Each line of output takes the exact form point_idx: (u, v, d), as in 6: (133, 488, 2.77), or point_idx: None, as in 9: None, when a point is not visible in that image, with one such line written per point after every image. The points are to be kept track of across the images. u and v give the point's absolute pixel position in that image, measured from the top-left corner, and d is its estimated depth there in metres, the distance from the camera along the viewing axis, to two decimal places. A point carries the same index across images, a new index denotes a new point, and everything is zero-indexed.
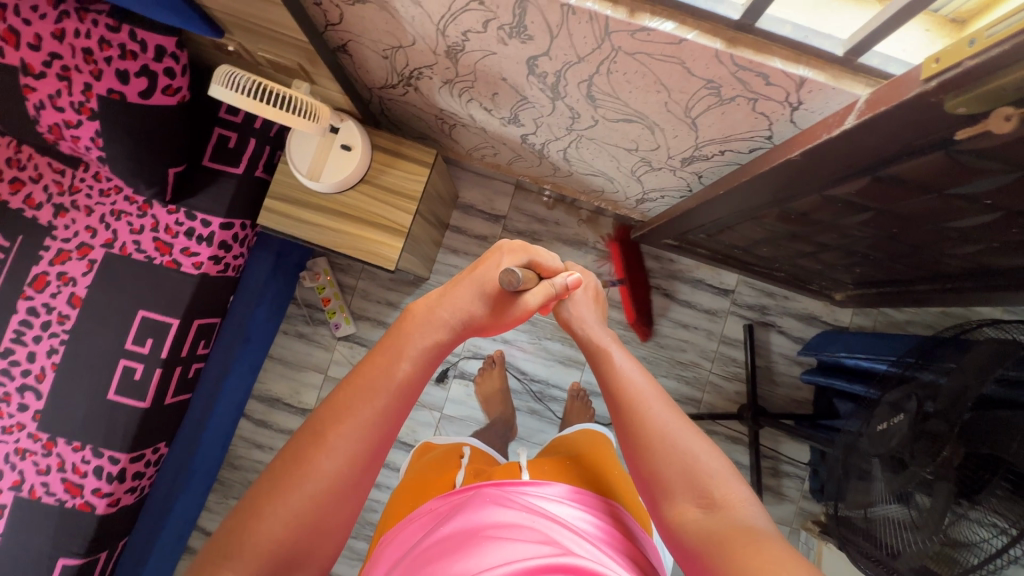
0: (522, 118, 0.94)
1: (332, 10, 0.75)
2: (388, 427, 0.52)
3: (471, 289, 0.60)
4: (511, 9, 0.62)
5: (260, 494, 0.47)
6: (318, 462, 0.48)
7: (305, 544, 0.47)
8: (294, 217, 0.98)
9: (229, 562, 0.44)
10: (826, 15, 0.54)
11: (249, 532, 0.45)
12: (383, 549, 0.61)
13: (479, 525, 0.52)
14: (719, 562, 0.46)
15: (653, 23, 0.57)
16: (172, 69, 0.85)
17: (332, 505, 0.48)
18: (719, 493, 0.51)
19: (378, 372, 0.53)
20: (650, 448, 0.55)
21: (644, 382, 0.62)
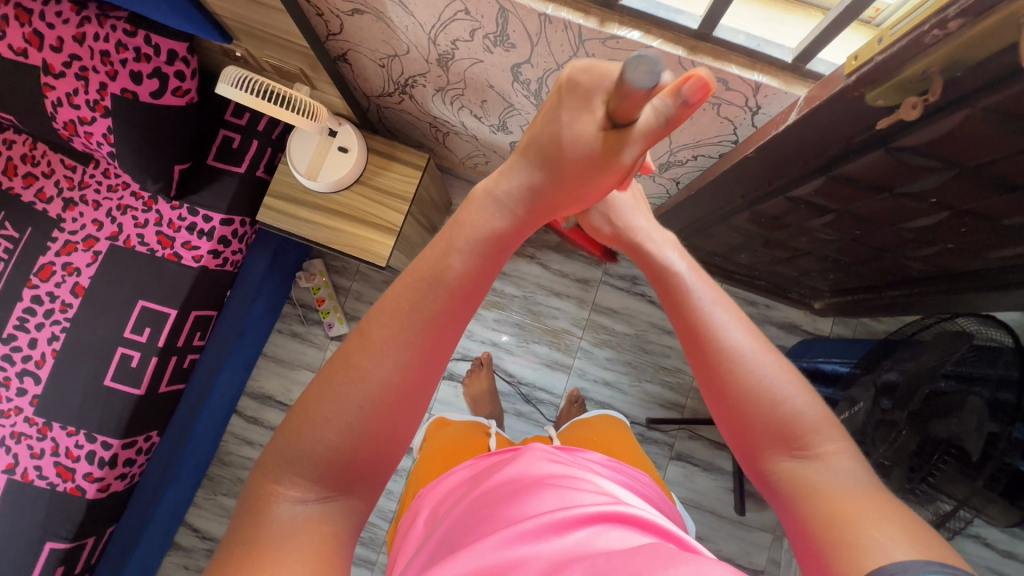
0: (509, 125, 0.99)
1: (332, 20, 0.81)
2: (442, 335, 0.43)
3: (534, 154, 0.46)
4: (494, 18, 0.68)
5: (308, 401, 0.43)
6: (361, 374, 0.41)
7: (361, 458, 0.42)
8: (291, 214, 1.02)
9: (290, 468, 0.42)
10: (773, 27, 0.60)
11: (303, 439, 0.42)
12: (429, 494, 0.69)
13: (536, 476, 0.55)
14: (818, 524, 0.41)
15: (621, 32, 0.62)
16: (183, 72, 0.90)
17: (387, 425, 0.42)
18: (819, 447, 0.45)
19: (422, 269, 0.43)
20: (740, 401, 0.47)
21: (732, 318, 0.49)
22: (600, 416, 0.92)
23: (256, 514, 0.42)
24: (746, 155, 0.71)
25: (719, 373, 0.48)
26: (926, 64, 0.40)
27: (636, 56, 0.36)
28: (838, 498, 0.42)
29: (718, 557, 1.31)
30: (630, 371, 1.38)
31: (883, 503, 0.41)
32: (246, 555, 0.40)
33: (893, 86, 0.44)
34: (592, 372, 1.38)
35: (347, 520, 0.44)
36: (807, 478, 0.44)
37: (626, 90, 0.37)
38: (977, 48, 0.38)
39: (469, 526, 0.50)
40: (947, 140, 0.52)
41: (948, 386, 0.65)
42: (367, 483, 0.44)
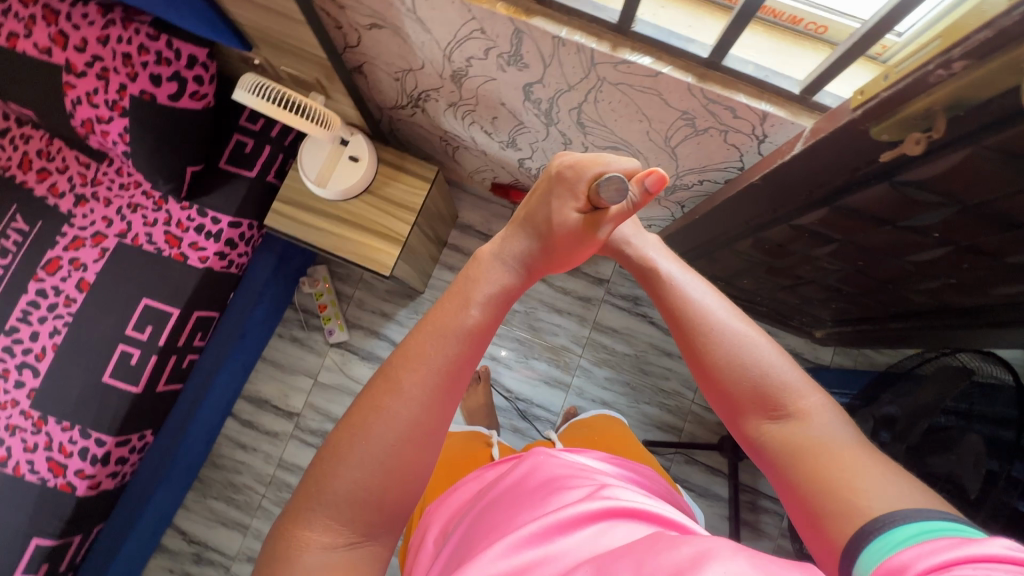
0: (519, 142, 1.01)
1: (351, 34, 0.83)
2: (460, 375, 0.46)
3: (528, 225, 0.54)
4: (509, 38, 0.69)
5: (337, 444, 0.44)
6: (386, 413, 0.43)
7: (387, 497, 0.43)
8: (298, 221, 1.04)
9: (320, 513, 0.43)
10: (781, 59, 0.61)
11: (330, 481, 0.43)
12: (441, 501, 0.69)
13: (541, 480, 0.56)
14: (805, 487, 0.42)
15: (633, 57, 0.63)
16: (201, 77, 0.93)
17: (412, 462, 0.44)
18: (795, 405, 0.45)
19: (443, 317, 0.47)
20: (719, 380, 0.48)
21: (708, 293, 0.52)
22: (599, 416, 0.91)
23: (284, 561, 0.42)
24: (751, 182, 0.72)
25: (698, 357, 0.49)
26: (930, 103, 0.41)
27: (608, 176, 0.48)
28: (823, 459, 0.42)
29: None
30: (629, 392, 1.37)
31: (863, 456, 0.41)
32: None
33: (897, 123, 0.45)
34: (590, 391, 1.37)
35: (373, 562, 0.44)
36: (789, 442, 0.44)
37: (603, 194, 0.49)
38: (979, 90, 0.39)
39: (478, 530, 0.51)
40: (951, 176, 0.53)
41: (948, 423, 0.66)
42: (391, 525, 0.45)
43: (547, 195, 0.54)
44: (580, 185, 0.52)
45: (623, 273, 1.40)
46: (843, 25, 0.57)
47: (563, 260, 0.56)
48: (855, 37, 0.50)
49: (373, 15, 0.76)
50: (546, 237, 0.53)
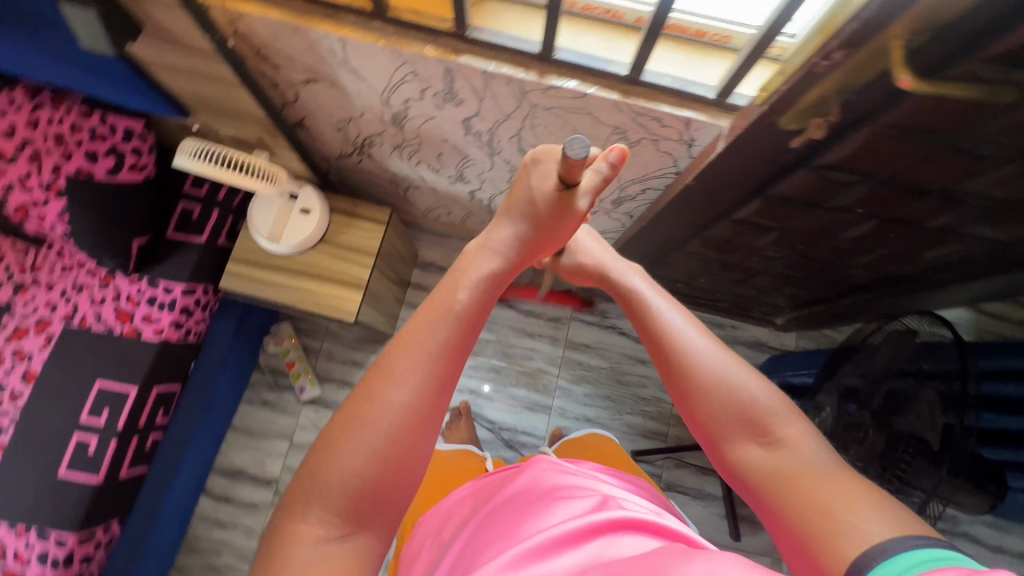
0: (466, 175, 1.03)
1: (287, 90, 0.84)
2: (456, 361, 0.45)
3: (512, 213, 0.53)
4: (441, 78, 0.72)
5: (333, 434, 0.43)
6: (381, 402, 0.42)
7: (384, 489, 0.42)
8: (255, 278, 1.02)
9: (315, 504, 0.42)
10: (693, 70, 0.66)
11: (325, 473, 0.42)
12: (429, 516, 0.70)
13: (546, 489, 0.56)
14: (794, 514, 0.43)
15: (559, 81, 0.67)
16: (139, 148, 0.93)
17: (410, 456, 0.43)
18: (779, 433, 0.48)
19: (435, 301, 0.46)
20: (701, 403, 0.50)
21: (693, 325, 0.54)
22: (591, 433, 0.90)
23: (279, 552, 0.41)
24: (687, 185, 0.76)
25: (681, 385, 0.51)
26: (822, 88, 0.46)
27: (571, 137, 0.45)
28: (807, 485, 0.44)
29: None
30: (610, 405, 1.38)
31: (845, 480, 0.43)
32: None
33: (799, 110, 0.49)
34: (572, 410, 1.37)
35: (366, 556, 0.43)
36: (773, 469, 0.46)
37: (569, 162, 0.47)
38: (861, 71, 0.44)
39: (481, 542, 0.51)
40: (859, 157, 0.58)
41: (902, 386, 0.69)
42: (388, 515, 0.44)
43: (524, 179, 0.53)
44: (551, 164, 0.52)
45: (587, 289, 1.43)
46: (740, 33, 0.62)
47: (548, 243, 0.55)
48: (753, 41, 0.55)
49: (307, 71, 0.78)
50: (532, 223, 0.53)
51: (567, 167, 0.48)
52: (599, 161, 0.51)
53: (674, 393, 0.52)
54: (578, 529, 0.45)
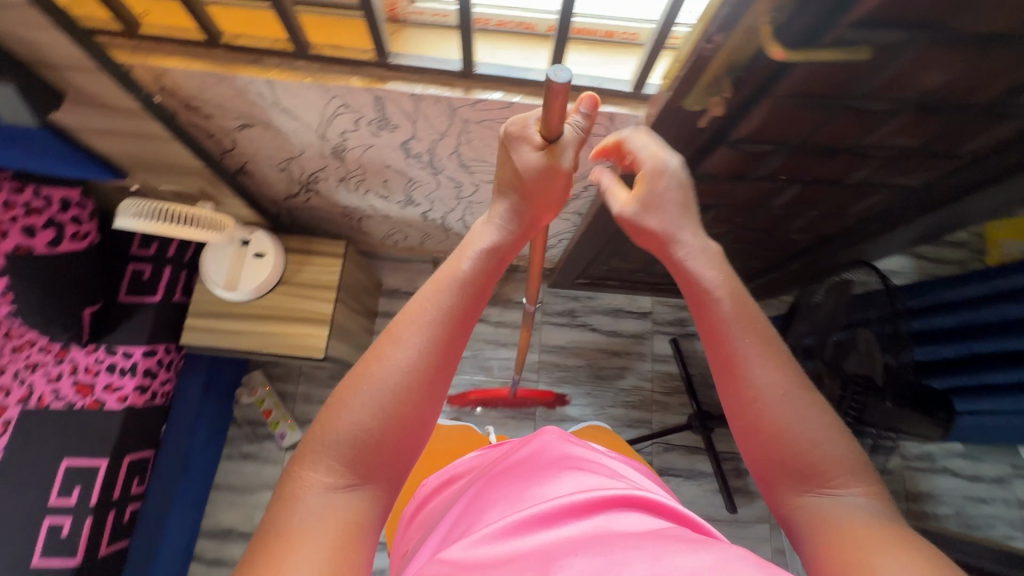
0: (415, 197, 1.05)
1: (224, 139, 0.85)
2: (458, 328, 0.47)
3: (506, 186, 0.53)
4: (372, 106, 0.75)
5: (340, 392, 0.44)
6: (389, 360, 0.44)
7: (390, 445, 0.43)
8: (217, 330, 1.01)
9: (323, 453, 0.42)
10: (608, 67, 0.70)
11: (333, 424, 0.43)
12: (433, 492, 0.71)
13: (553, 459, 0.58)
14: (835, 560, 0.40)
15: (485, 94, 0.71)
16: (79, 216, 0.92)
17: (419, 419, 0.44)
18: (847, 489, 0.44)
19: (441, 273, 0.49)
20: (763, 429, 0.46)
21: (776, 361, 0.47)
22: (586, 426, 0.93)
23: (283, 504, 0.41)
24: None
25: (745, 401, 0.47)
26: (715, 66, 0.50)
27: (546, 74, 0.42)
28: (860, 537, 0.40)
29: None
30: (593, 401, 1.40)
31: (911, 543, 0.39)
32: (274, 541, 0.39)
33: (699, 91, 0.54)
34: (556, 412, 1.39)
35: (372, 512, 0.42)
36: (827, 520, 0.43)
37: (547, 115, 0.46)
38: (745, 47, 0.48)
39: (484, 505, 0.53)
40: (768, 127, 0.62)
41: (842, 337, 0.75)
42: (394, 472, 0.44)
43: (506, 153, 0.52)
44: (533, 130, 0.51)
45: (553, 292, 1.46)
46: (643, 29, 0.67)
47: (552, 198, 0.54)
48: (653, 34, 0.59)
49: (240, 116, 0.79)
50: (522, 193, 0.53)
51: (547, 124, 0.48)
52: (573, 114, 0.52)
53: (735, 408, 0.48)
54: (588, 504, 0.47)
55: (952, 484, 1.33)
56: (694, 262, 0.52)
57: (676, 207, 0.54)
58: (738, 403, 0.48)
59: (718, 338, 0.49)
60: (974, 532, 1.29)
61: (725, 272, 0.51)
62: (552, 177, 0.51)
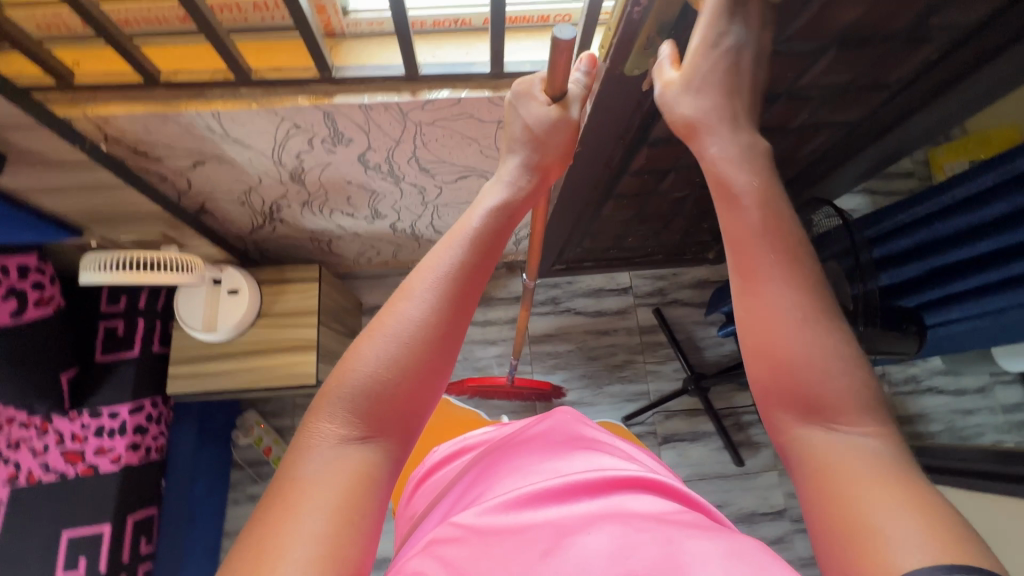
0: (381, 209, 1.06)
1: (179, 180, 0.85)
2: (469, 291, 0.49)
3: (518, 139, 0.57)
4: (323, 123, 0.75)
5: (358, 342, 0.46)
6: (399, 314, 0.46)
7: (399, 400, 0.45)
8: (202, 374, 1.00)
9: (336, 405, 0.44)
10: (548, 50, 0.72)
11: (346, 376, 0.44)
12: (441, 466, 0.73)
13: (567, 437, 0.60)
14: (836, 490, 0.39)
15: (433, 94, 0.72)
16: (41, 282, 0.89)
17: (430, 375, 0.46)
18: (857, 428, 0.41)
19: (453, 230, 0.51)
20: (777, 341, 0.43)
21: (802, 295, 0.43)
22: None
23: (297, 450, 0.43)
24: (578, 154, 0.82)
25: (756, 296, 0.44)
26: (647, 30, 0.52)
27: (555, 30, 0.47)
28: (862, 476, 0.39)
29: (745, 516, 1.34)
30: (589, 382, 1.42)
31: (914, 491, 0.37)
32: (289, 486, 0.41)
33: (636, 57, 0.56)
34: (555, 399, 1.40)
35: (381, 466, 0.44)
36: (827, 462, 0.40)
37: (556, 66, 0.50)
38: (670, 7, 0.50)
39: (495, 475, 0.55)
40: None
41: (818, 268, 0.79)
42: (404, 429, 0.45)
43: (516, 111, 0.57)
44: (538, 91, 0.57)
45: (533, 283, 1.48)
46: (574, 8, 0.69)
47: (565, 153, 0.58)
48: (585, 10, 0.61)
49: (192, 153, 0.79)
50: (533, 144, 0.56)
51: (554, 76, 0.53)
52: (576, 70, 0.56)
53: (744, 303, 0.45)
54: (605, 482, 0.49)
55: (938, 401, 1.39)
56: (725, 161, 0.47)
57: (716, 114, 0.48)
58: (747, 299, 0.45)
59: (749, 235, 0.45)
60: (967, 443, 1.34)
61: (769, 174, 0.47)
62: (563, 128, 0.55)
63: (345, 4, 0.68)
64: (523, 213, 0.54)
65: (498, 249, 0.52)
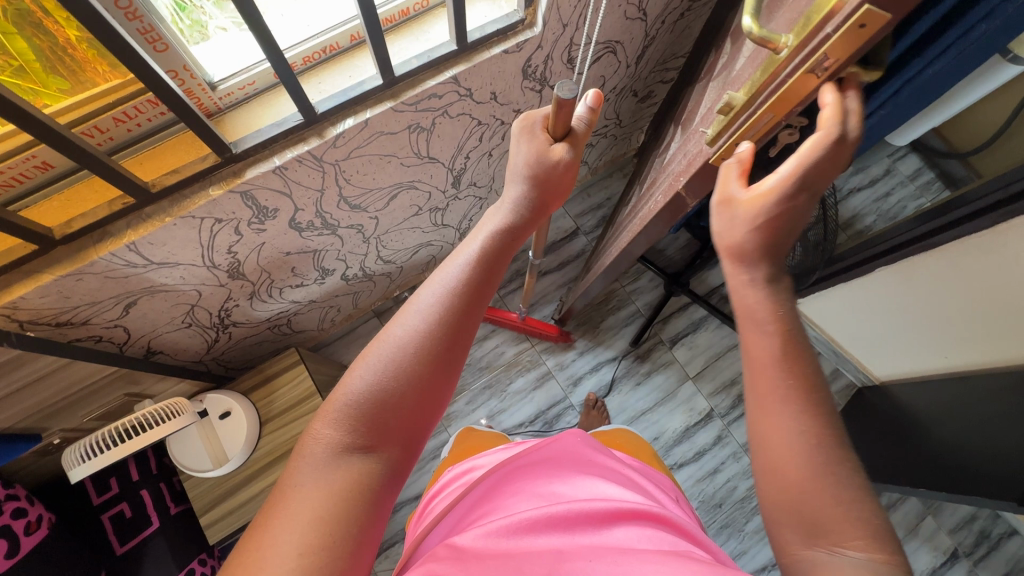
0: (328, 265, 1.02)
1: (115, 333, 0.78)
2: (466, 329, 0.52)
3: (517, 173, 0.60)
4: (244, 204, 0.71)
5: (363, 354, 0.49)
6: (401, 325, 0.50)
7: (398, 422, 0.47)
8: (237, 507, 0.93)
9: (344, 417, 0.46)
10: (424, 40, 0.73)
11: (353, 385, 0.47)
12: (448, 481, 0.74)
13: (581, 467, 0.62)
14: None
15: (339, 128, 0.70)
16: (22, 506, 0.80)
17: (430, 394, 0.49)
18: (863, 553, 0.40)
19: (458, 251, 0.55)
20: (784, 459, 0.44)
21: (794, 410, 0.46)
22: (619, 430, 0.95)
23: (301, 453, 0.45)
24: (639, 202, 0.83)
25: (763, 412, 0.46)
26: None
27: (558, 85, 0.50)
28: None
29: None
30: (585, 327, 1.46)
31: None
32: (290, 491, 0.43)
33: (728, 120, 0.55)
34: (564, 358, 1.44)
35: (376, 483, 0.45)
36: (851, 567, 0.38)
37: (561, 105, 0.52)
38: None
39: (504, 492, 0.58)
40: None
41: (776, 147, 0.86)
42: (402, 451, 0.48)
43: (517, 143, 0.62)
44: (539, 128, 0.61)
45: None
46: None
47: (563, 187, 0.62)
48: None
49: (120, 298, 0.73)
50: (536, 180, 0.59)
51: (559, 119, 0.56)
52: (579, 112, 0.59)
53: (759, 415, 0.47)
54: (611, 510, 0.53)
55: (863, 198, 1.54)
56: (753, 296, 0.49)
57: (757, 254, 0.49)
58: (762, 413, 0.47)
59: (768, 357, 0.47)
60: (899, 219, 1.51)
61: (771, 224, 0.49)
62: (561, 166, 0.59)
63: (209, 78, 0.64)
64: (524, 236, 0.59)
65: (494, 276, 0.55)
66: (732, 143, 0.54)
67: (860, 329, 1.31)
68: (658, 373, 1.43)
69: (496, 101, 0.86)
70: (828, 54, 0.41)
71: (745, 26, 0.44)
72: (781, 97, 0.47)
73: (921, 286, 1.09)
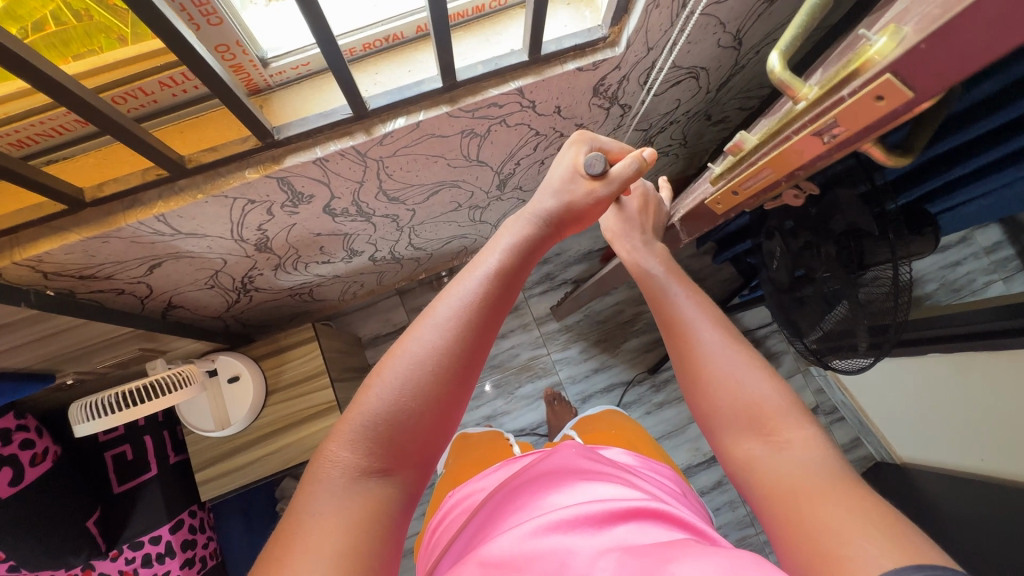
0: (357, 247, 0.99)
1: (137, 288, 0.78)
2: (479, 334, 0.49)
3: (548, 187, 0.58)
4: (279, 189, 0.68)
5: (373, 374, 0.46)
6: (416, 339, 0.47)
7: (406, 434, 0.45)
8: (230, 470, 0.94)
9: (350, 439, 0.43)
10: (494, 46, 0.66)
11: (361, 405, 0.45)
12: (446, 517, 0.72)
13: (584, 475, 0.59)
14: (784, 510, 0.43)
15: (389, 126, 0.66)
16: (30, 438, 0.82)
17: (446, 409, 0.47)
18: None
19: (471, 265, 0.53)
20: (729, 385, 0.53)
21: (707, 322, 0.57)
22: (607, 410, 0.99)
23: (311, 485, 0.42)
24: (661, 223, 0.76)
25: (684, 336, 0.57)
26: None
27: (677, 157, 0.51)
28: (803, 493, 0.43)
29: None
30: (606, 344, 1.42)
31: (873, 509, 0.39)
32: (295, 526, 0.39)
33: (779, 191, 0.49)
34: (578, 372, 1.40)
35: (396, 500, 0.43)
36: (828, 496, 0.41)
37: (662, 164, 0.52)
38: None
39: (512, 510, 0.56)
40: None
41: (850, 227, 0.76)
42: (413, 464, 0.46)
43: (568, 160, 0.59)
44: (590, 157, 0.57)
45: None
46: None
47: (589, 219, 0.59)
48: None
49: (145, 260, 0.72)
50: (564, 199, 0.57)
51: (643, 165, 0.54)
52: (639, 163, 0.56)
53: (676, 346, 0.58)
54: (616, 515, 0.50)
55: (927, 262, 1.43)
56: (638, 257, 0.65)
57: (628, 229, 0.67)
58: (678, 341, 0.58)
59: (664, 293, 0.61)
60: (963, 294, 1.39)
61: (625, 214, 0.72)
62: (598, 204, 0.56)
63: (263, 54, 0.60)
64: (538, 253, 0.56)
65: (513, 291, 0.53)
66: (730, 189, 0.52)
67: (892, 402, 1.24)
68: (671, 406, 1.40)
69: (559, 114, 0.80)
70: (835, 120, 0.37)
71: (768, 63, 0.40)
72: (812, 165, 0.43)
73: (973, 384, 1.00)
